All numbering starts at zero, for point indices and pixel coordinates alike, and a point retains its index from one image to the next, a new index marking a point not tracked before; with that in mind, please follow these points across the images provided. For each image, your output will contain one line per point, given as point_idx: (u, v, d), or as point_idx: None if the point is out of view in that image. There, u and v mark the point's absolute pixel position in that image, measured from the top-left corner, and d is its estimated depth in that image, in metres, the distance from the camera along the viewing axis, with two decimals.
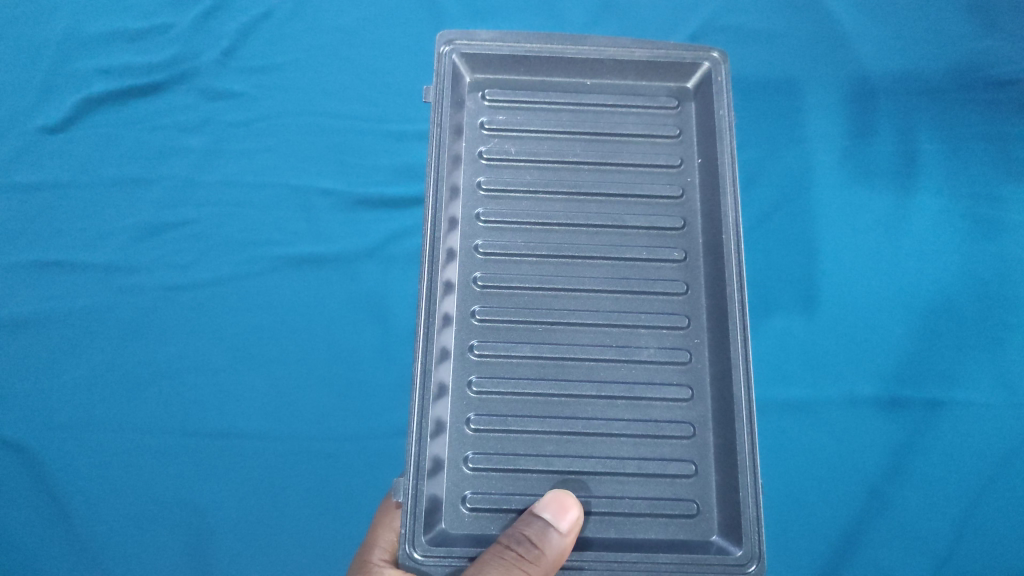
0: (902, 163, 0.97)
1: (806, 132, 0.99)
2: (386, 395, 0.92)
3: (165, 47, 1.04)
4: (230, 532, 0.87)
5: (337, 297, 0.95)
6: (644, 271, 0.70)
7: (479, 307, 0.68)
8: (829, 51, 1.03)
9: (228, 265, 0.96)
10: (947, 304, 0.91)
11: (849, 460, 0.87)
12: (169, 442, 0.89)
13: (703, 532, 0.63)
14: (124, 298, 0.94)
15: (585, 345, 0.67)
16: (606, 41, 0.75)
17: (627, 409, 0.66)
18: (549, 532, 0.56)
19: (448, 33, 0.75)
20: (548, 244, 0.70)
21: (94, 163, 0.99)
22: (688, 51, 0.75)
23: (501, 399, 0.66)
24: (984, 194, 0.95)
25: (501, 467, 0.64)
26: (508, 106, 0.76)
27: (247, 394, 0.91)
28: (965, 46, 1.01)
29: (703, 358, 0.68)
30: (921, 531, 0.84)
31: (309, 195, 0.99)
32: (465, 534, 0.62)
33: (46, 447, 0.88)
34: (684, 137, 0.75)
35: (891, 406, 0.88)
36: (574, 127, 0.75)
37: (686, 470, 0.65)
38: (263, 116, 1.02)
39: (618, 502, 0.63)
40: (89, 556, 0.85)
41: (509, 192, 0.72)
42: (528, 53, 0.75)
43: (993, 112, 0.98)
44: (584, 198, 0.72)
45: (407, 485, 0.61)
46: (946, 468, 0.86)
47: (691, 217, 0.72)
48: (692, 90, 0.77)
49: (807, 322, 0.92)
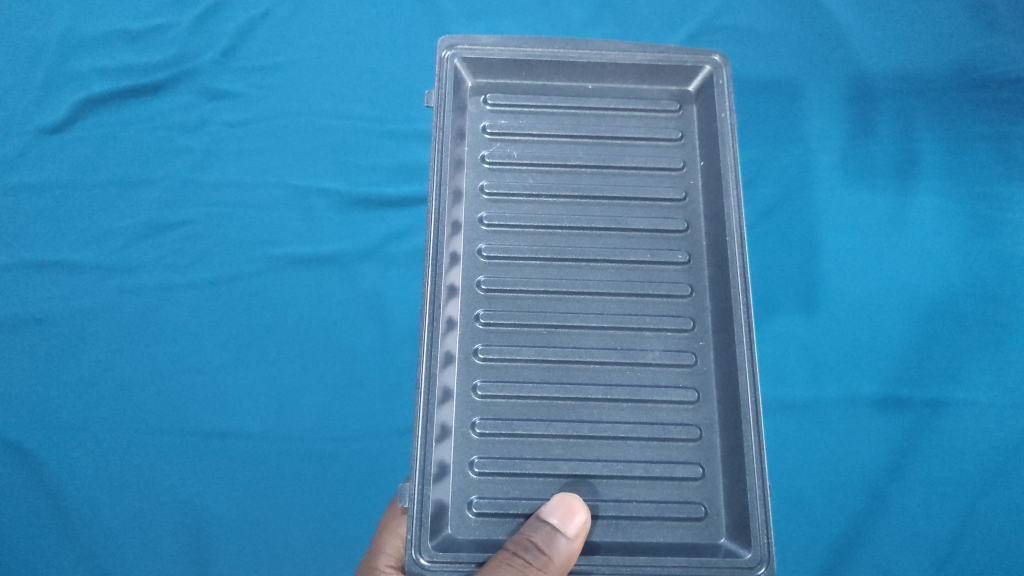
0: (901, 161, 0.97)
1: (803, 129, 1.00)
2: (390, 398, 0.92)
3: (164, 49, 1.04)
4: (229, 534, 0.86)
5: (339, 299, 0.95)
6: (649, 273, 0.70)
7: (483, 312, 0.68)
8: (827, 49, 1.03)
9: (228, 267, 0.96)
10: (947, 302, 0.91)
11: (849, 459, 0.87)
12: (167, 443, 0.89)
13: (711, 535, 0.63)
14: (124, 300, 0.94)
15: (589, 348, 0.67)
16: (607, 45, 0.75)
17: (633, 412, 0.66)
18: (556, 537, 0.56)
19: (450, 37, 0.75)
20: (551, 248, 0.70)
21: (94, 163, 0.99)
22: (689, 54, 0.76)
23: (507, 403, 0.66)
24: (983, 192, 0.95)
25: (507, 471, 0.64)
26: (510, 110, 0.76)
27: (247, 397, 0.91)
28: (964, 44, 1.02)
29: (708, 360, 0.68)
30: (920, 529, 0.84)
31: (309, 199, 0.99)
32: (471, 539, 0.62)
33: (45, 447, 0.88)
34: (685, 141, 0.76)
35: (890, 404, 0.88)
36: (577, 131, 0.75)
37: (694, 472, 0.64)
38: (262, 118, 1.02)
39: (625, 505, 0.63)
40: (89, 554, 0.85)
41: (513, 196, 0.72)
42: (530, 58, 0.75)
43: (994, 109, 0.98)
44: (587, 201, 0.72)
45: (413, 490, 0.60)
46: (945, 465, 0.86)
47: (694, 219, 0.72)
48: (694, 93, 0.78)
49: (806, 322, 0.92)
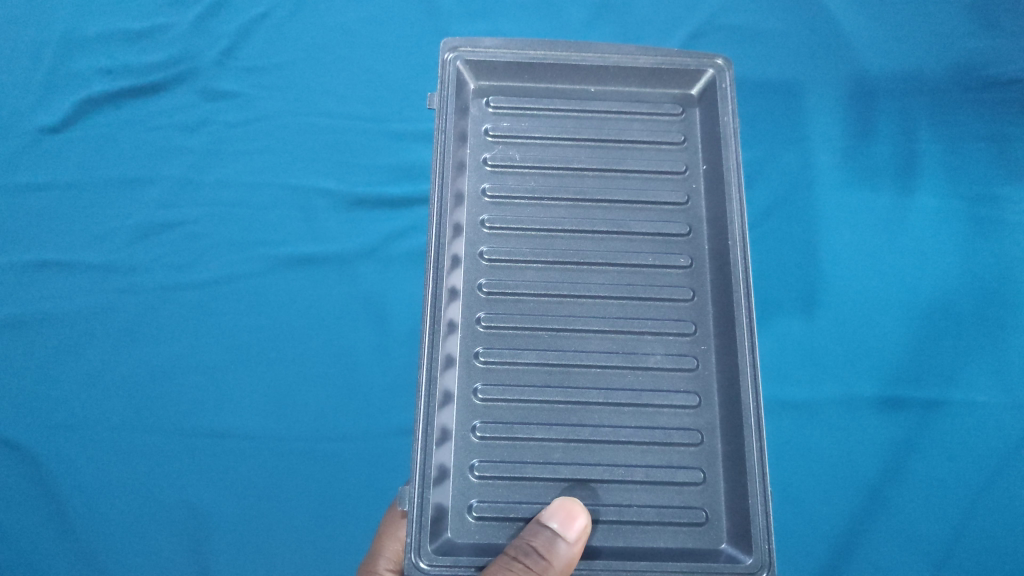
0: (901, 162, 0.97)
1: (805, 131, 1.00)
2: (388, 397, 0.92)
3: (165, 48, 1.04)
4: (228, 533, 0.86)
5: (337, 297, 0.95)
6: (650, 277, 0.70)
7: (484, 315, 0.68)
8: (828, 51, 1.03)
9: (228, 266, 0.95)
10: (946, 304, 0.91)
11: (849, 461, 0.87)
12: (166, 443, 0.88)
13: (712, 540, 0.63)
14: (124, 299, 0.93)
15: (591, 352, 0.67)
16: (609, 49, 0.75)
17: (634, 416, 0.66)
18: (557, 542, 0.55)
19: (452, 40, 0.75)
20: (553, 251, 0.70)
21: (94, 162, 0.99)
22: (692, 58, 0.76)
23: (508, 407, 0.66)
24: (982, 194, 0.95)
25: (508, 475, 0.64)
26: (512, 113, 0.76)
27: (245, 396, 0.90)
28: (964, 45, 1.02)
29: (710, 364, 0.68)
30: (918, 531, 0.84)
31: (308, 197, 0.99)
32: (471, 543, 0.61)
33: (44, 448, 0.88)
34: (688, 144, 0.75)
35: (890, 407, 0.88)
36: (578, 134, 0.75)
37: (695, 477, 0.64)
38: (262, 117, 1.02)
39: (626, 510, 0.63)
40: (87, 555, 0.84)
41: (514, 199, 0.72)
42: (532, 60, 0.75)
43: (993, 110, 0.98)
44: (589, 204, 0.72)
45: (413, 494, 0.60)
46: (945, 467, 0.85)
47: (696, 223, 0.72)
48: (697, 97, 0.78)
49: (806, 324, 0.92)
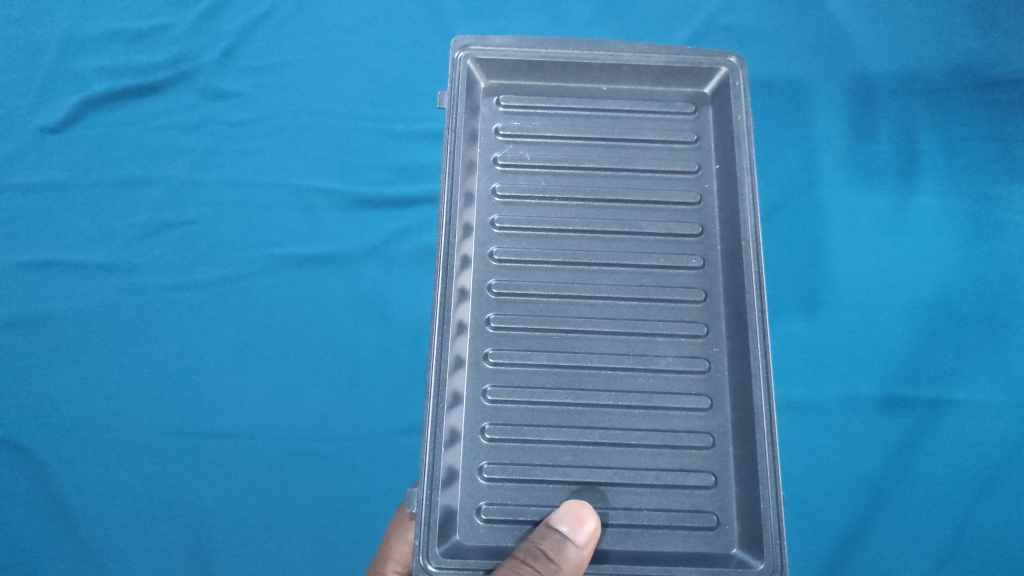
0: (903, 163, 0.96)
1: (810, 132, 0.99)
2: (385, 396, 0.91)
3: (166, 47, 1.03)
4: (228, 532, 0.85)
5: (334, 296, 0.94)
6: (662, 278, 0.69)
7: (493, 315, 0.68)
8: (831, 52, 1.02)
9: (229, 264, 0.95)
10: (950, 304, 0.90)
11: (852, 463, 0.86)
12: (168, 443, 0.88)
13: (723, 545, 0.62)
14: (125, 299, 0.93)
15: (601, 354, 0.67)
16: (622, 46, 0.74)
17: (645, 419, 0.65)
18: (566, 545, 0.54)
19: (463, 38, 0.75)
20: (563, 252, 0.70)
21: (95, 162, 0.99)
22: (706, 56, 0.75)
23: (517, 408, 0.65)
24: (985, 194, 0.94)
25: (517, 477, 0.63)
26: (523, 112, 0.75)
27: (246, 395, 0.90)
28: (967, 45, 1.00)
29: (722, 367, 0.67)
30: (922, 533, 0.83)
31: (307, 195, 0.98)
32: (479, 546, 0.61)
33: (43, 449, 0.87)
34: (701, 144, 0.75)
35: (894, 408, 0.87)
36: (590, 132, 0.74)
37: (706, 480, 0.64)
38: (263, 116, 1.01)
39: (636, 513, 0.62)
40: (87, 556, 0.84)
41: (525, 199, 0.71)
42: (543, 58, 0.74)
43: (995, 111, 0.97)
44: (599, 204, 0.71)
45: (422, 495, 0.60)
46: (947, 468, 0.85)
47: (708, 222, 0.71)
48: (710, 95, 0.77)
49: (810, 326, 0.91)
